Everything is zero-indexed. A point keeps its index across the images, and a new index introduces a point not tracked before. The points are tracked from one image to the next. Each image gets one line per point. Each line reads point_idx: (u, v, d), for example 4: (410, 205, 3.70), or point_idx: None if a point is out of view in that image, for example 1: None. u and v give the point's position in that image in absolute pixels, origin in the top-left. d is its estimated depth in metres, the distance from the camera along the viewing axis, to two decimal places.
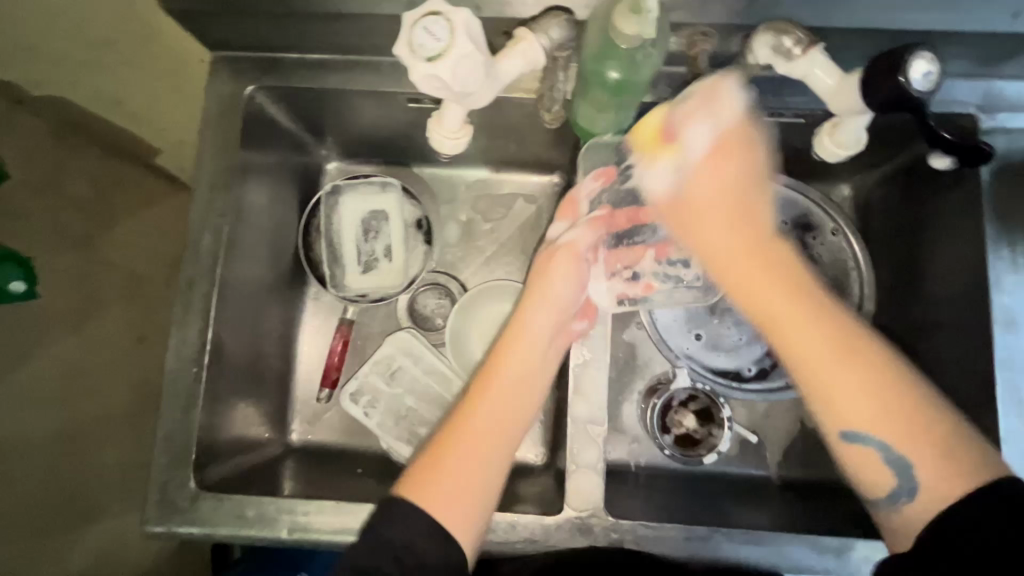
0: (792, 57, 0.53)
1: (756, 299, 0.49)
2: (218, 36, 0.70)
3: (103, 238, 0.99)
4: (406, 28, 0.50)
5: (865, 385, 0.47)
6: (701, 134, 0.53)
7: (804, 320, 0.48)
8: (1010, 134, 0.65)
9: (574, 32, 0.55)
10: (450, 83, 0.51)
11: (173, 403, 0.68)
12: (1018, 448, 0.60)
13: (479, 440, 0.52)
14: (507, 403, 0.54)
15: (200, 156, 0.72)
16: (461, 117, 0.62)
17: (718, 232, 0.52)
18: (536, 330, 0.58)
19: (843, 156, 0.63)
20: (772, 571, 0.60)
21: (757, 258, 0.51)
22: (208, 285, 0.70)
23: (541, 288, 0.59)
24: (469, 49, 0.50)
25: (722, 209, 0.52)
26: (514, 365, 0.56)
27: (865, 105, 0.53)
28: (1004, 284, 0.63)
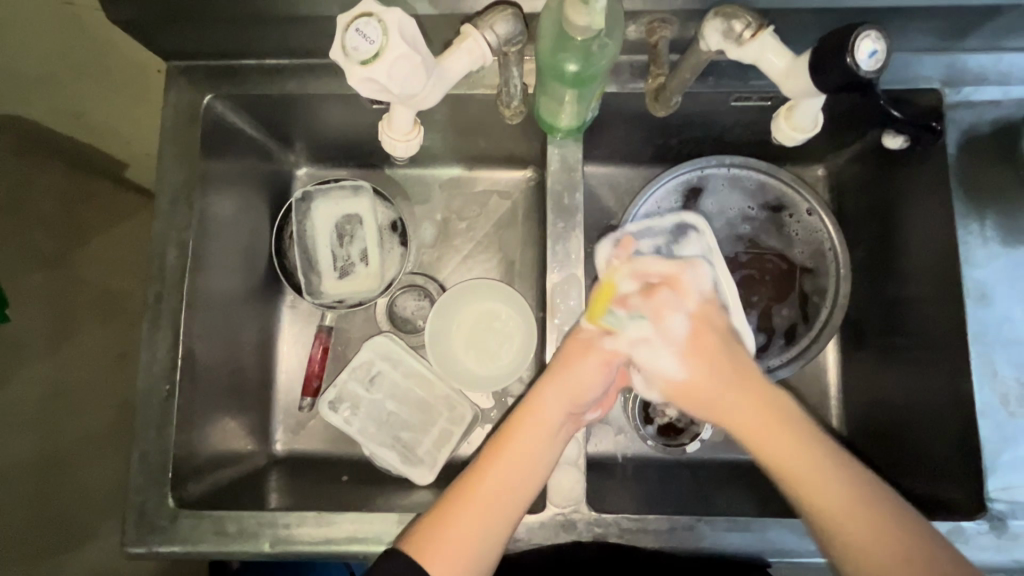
0: (743, 41, 0.52)
1: (751, 428, 0.54)
2: (171, 45, 0.69)
3: (73, 253, 0.91)
4: (338, 31, 0.47)
5: (860, 519, 0.50)
6: (675, 323, 0.59)
7: (777, 434, 0.53)
8: (975, 108, 0.65)
9: (521, 26, 0.54)
10: (389, 86, 0.49)
11: (147, 421, 0.67)
12: (994, 422, 0.60)
13: (478, 515, 0.55)
14: (511, 477, 0.57)
15: (161, 169, 0.70)
16: (413, 118, 0.60)
17: (745, 412, 0.55)
18: (548, 413, 0.59)
19: (799, 138, 0.61)
20: (756, 557, 0.60)
21: (800, 438, 0.53)
22: (177, 301, 0.69)
23: (572, 376, 0.59)
24: (406, 51, 0.48)
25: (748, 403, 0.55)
26: (522, 443, 0.58)
27: (819, 89, 0.51)
28: (976, 259, 0.63)
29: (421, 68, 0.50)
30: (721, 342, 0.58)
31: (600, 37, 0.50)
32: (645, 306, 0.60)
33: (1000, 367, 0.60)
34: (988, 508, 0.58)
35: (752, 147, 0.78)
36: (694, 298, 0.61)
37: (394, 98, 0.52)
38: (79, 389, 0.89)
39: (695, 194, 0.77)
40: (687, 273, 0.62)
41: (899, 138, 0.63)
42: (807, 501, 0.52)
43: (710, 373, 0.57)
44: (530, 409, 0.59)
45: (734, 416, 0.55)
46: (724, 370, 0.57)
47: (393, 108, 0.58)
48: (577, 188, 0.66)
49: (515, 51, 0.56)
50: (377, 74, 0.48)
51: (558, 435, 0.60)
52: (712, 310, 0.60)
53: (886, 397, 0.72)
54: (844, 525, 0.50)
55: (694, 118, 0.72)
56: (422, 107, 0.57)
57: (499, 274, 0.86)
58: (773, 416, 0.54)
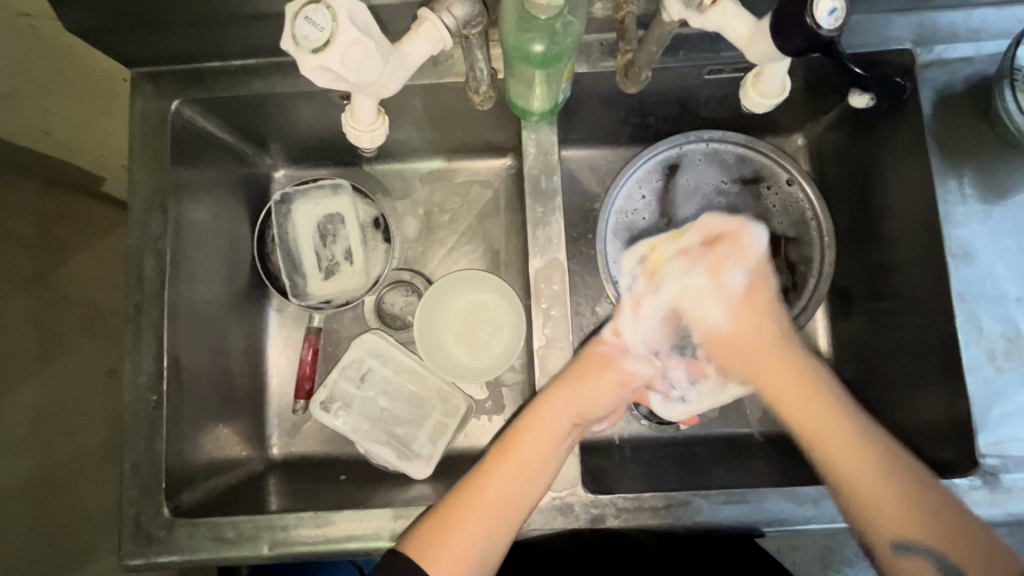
0: (704, 10, 0.52)
1: (774, 380, 0.58)
2: (134, 52, 0.68)
3: (57, 274, 0.89)
4: (288, 21, 0.47)
5: (860, 464, 0.54)
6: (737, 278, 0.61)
7: (812, 405, 0.57)
8: (948, 66, 0.64)
9: (479, 8, 0.53)
10: (343, 74, 0.48)
11: (136, 433, 0.67)
12: (983, 377, 0.60)
13: (481, 520, 0.55)
14: (515, 482, 0.57)
15: (132, 179, 0.69)
16: (376, 107, 0.60)
17: (776, 374, 0.58)
18: (555, 420, 0.59)
19: (770, 105, 0.61)
20: (754, 528, 0.60)
21: (806, 390, 0.57)
22: (158, 310, 0.69)
23: (586, 392, 0.60)
24: (357, 35, 0.47)
25: (782, 365, 0.59)
26: (526, 447, 0.58)
27: (783, 52, 0.51)
28: (956, 217, 0.62)
29: (375, 53, 0.49)
30: (773, 308, 0.61)
31: (563, 14, 0.50)
32: (705, 260, 0.62)
33: (985, 323, 0.61)
34: (980, 464, 0.59)
35: (730, 120, 0.78)
36: (756, 256, 0.62)
37: (351, 87, 0.51)
38: (69, 404, 0.89)
39: (674, 172, 0.76)
40: (749, 231, 0.63)
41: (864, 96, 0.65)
42: (836, 463, 0.55)
43: (755, 324, 0.60)
44: (535, 415, 0.59)
45: (756, 369, 0.60)
46: (770, 331, 0.60)
47: (355, 99, 0.57)
48: (554, 171, 0.66)
49: (475, 33, 0.55)
50: (329, 61, 0.47)
51: (563, 443, 0.60)
52: (767, 267, 0.63)
53: (876, 360, 0.72)
54: (856, 465, 0.54)
55: (668, 94, 0.72)
56: (383, 96, 0.56)
57: (486, 264, 0.85)
58: (803, 377, 0.58)
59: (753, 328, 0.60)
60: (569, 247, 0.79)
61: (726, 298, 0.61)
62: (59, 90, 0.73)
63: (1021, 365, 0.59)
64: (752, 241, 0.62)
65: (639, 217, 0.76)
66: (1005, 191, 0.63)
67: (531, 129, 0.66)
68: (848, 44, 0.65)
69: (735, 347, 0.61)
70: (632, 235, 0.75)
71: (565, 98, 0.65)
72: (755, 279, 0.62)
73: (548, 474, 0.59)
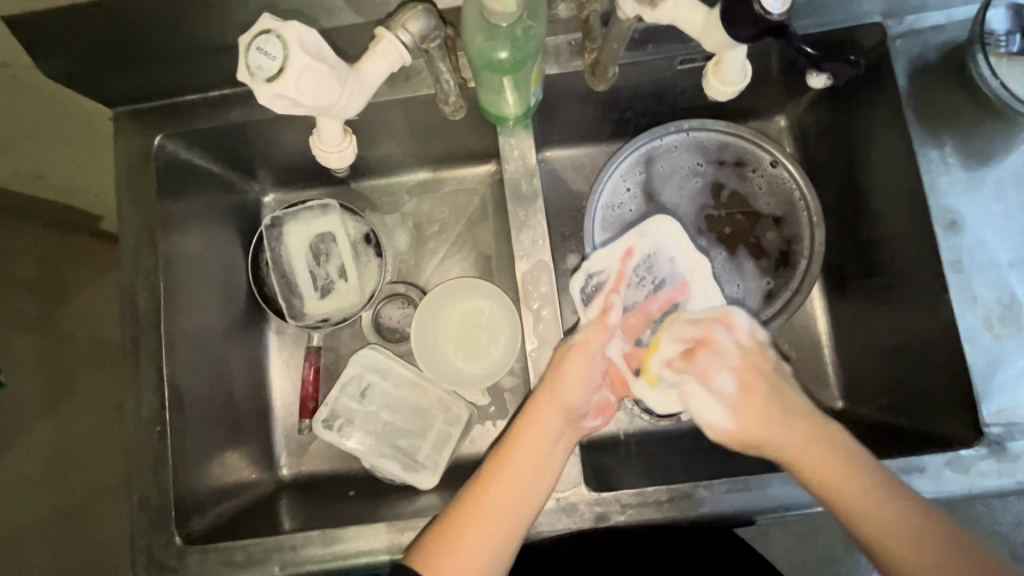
0: (656, 4, 0.53)
1: (795, 445, 0.55)
2: (112, 92, 0.69)
3: (59, 313, 0.90)
4: (241, 52, 0.48)
5: (883, 511, 0.51)
6: (726, 380, 0.60)
7: (829, 461, 0.54)
8: (920, 36, 0.64)
9: (432, 20, 0.54)
10: (298, 99, 0.50)
11: (142, 465, 0.69)
12: (982, 347, 0.59)
13: (480, 528, 0.55)
14: (514, 488, 0.57)
15: (121, 215, 0.71)
16: (341, 128, 0.61)
17: (783, 431, 0.56)
18: (548, 422, 0.60)
19: (733, 92, 0.62)
20: (759, 514, 0.60)
21: (824, 448, 0.55)
22: (155, 343, 0.70)
23: (564, 385, 0.60)
24: (309, 61, 0.49)
25: (812, 449, 0.55)
26: (525, 452, 0.58)
27: (737, 39, 0.51)
28: (942, 186, 0.62)
29: (329, 76, 0.50)
30: (771, 391, 0.59)
31: (523, 20, 0.50)
32: (691, 369, 0.62)
33: (978, 290, 0.60)
34: (985, 434, 0.58)
35: (710, 107, 0.77)
36: (735, 351, 0.62)
37: (311, 110, 0.53)
38: (82, 439, 0.90)
39: (654, 164, 0.76)
40: (718, 332, 0.63)
41: (821, 78, 0.62)
42: (849, 511, 0.52)
43: (762, 417, 0.57)
44: (529, 418, 0.60)
45: (776, 438, 0.56)
46: (770, 413, 0.57)
47: (320, 122, 0.58)
48: (534, 174, 0.66)
49: (435, 46, 0.56)
50: (284, 89, 0.49)
51: (558, 446, 0.60)
52: (758, 355, 0.62)
53: (876, 338, 0.72)
54: (891, 535, 0.50)
55: (644, 88, 0.72)
56: (346, 115, 0.58)
57: (478, 270, 0.86)
58: (807, 432, 0.56)
59: (750, 409, 0.58)
60: (559, 245, 0.80)
61: (725, 390, 0.60)
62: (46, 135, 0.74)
63: (1019, 330, 0.59)
64: (737, 326, 0.64)
65: (626, 210, 0.76)
66: (987, 157, 0.62)
67: (505, 134, 0.66)
68: (801, 25, 0.65)
69: (740, 437, 0.58)
70: (620, 229, 0.76)
71: (538, 101, 0.66)
72: (747, 381, 0.59)
73: (548, 475, 0.59)
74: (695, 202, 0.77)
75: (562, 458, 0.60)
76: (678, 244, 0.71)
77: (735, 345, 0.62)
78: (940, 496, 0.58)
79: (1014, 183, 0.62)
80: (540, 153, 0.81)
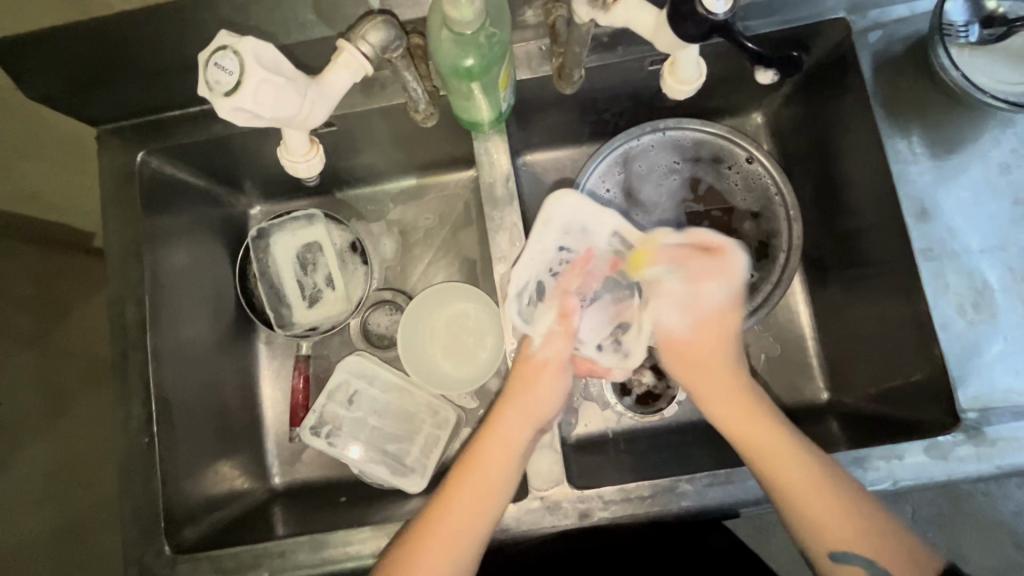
0: (609, 7, 0.54)
1: (726, 390, 0.64)
2: (95, 112, 0.71)
3: (56, 332, 0.91)
4: (200, 68, 0.50)
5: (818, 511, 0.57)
6: (680, 290, 0.67)
7: (761, 427, 0.61)
8: (884, 29, 0.65)
9: (393, 31, 0.56)
10: (257, 112, 0.51)
11: (132, 476, 0.69)
12: (957, 333, 0.59)
13: (446, 541, 0.58)
14: (476, 503, 0.60)
15: (107, 231, 0.72)
16: (309, 138, 0.62)
17: (722, 403, 0.64)
18: (511, 436, 0.62)
19: (690, 91, 0.63)
20: (741, 506, 0.61)
21: (753, 415, 0.62)
22: (142, 356, 0.71)
23: (534, 396, 0.64)
24: (265, 74, 0.50)
25: (733, 388, 0.64)
26: (490, 464, 0.61)
27: (689, 41, 0.53)
28: (911, 176, 0.63)
29: (287, 88, 0.52)
30: (732, 322, 0.67)
31: (485, 28, 0.52)
32: (690, 269, 0.67)
33: (951, 278, 0.60)
34: (962, 419, 0.58)
35: (686, 106, 0.78)
36: (739, 273, 0.67)
37: (272, 122, 0.54)
38: (80, 455, 0.91)
39: (632, 164, 0.77)
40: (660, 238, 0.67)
41: (768, 71, 0.57)
42: (772, 473, 0.59)
43: (711, 341, 0.67)
44: (494, 433, 0.63)
45: (709, 377, 0.65)
46: (723, 338, 0.67)
47: (287, 132, 0.59)
48: (510, 177, 0.67)
49: (397, 56, 0.57)
50: (243, 102, 0.50)
51: (524, 458, 0.62)
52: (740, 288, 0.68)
53: (857, 328, 0.73)
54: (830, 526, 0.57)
55: (618, 89, 0.73)
56: (311, 126, 0.59)
57: (463, 275, 0.87)
58: (746, 400, 0.64)
59: (712, 329, 0.67)
60: None
61: (710, 298, 0.67)
62: (34, 157, 0.76)
63: (992, 316, 0.59)
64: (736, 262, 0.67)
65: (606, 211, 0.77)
66: (954, 146, 0.63)
67: (478, 138, 0.67)
68: (766, 22, 0.66)
69: (684, 353, 0.67)
70: None
71: (510, 106, 0.67)
72: (735, 295, 0.67)
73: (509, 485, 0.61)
74: (674, 200, 0.78)
75: (528, 470, 0.63)
76: (591, 210, 0.68)
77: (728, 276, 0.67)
78: (921, 482, 0.59)
79: (984, 169, 0.63)
80: (521, 158, 0.82)
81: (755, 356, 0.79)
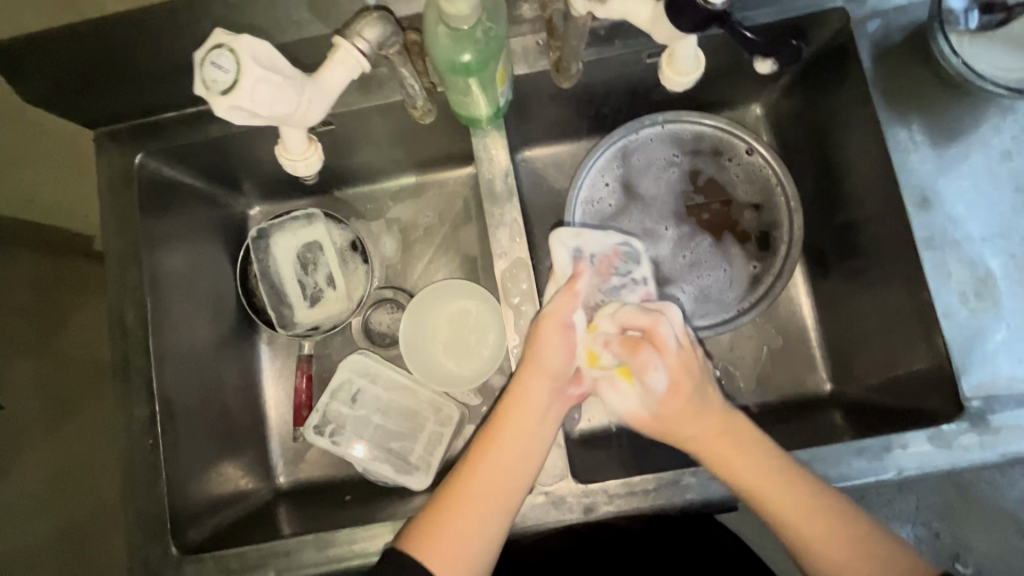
0: (606, 0, 0.55)
1: (704, 444, 0.60)
2: (92, 115, 0.70)
3: (57, 335, 0.91)
4: (196, 66, 0.49)
5: (811, 523, 0.56)
6: (660, 375, 0.60)
7: (739, 452, 0.59)
8: (883, 18, 0.65)
9: (390, 27, 0.56)
10: (254, 110, 0.51)
11: (136, 478, 0.69)
12: (960, 323, 0.59)
13: (470, 510, 0.57)
14: (503, 467, 0.58)
15: (106, 234, 0.72)
16: (307, 137, 0.62)
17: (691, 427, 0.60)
18: (536, 398, 0.60)
19: (689, 82, 0.63)
20: (745, 498, 0.61)
21: (728, 443, 0.59)
22: (144, 358, 0.71)
23: (541, 356, 0.60)
24: (263, 72, 0.50)
25: (709, 455, 0.60)
26: (513, 427, 0.59)
27: (686, 31, 0.53)
28: (912, 164, 0.62)
29: (285, 86, 0.52)
30: (697, 393, 0.61)
31: (482, 22, 0.52)
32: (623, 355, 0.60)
33: (953, 266, 0.60)
34: (966, 408, 0.58)
35: (684, 98, 0.78)
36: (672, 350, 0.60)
37: (269, 121, 0.54)
38: (82, 458, 0.91)
39: (631, 159, 0.77)
40: (663, 325, 0.60)
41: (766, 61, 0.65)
42: (731, 478, 0.58)
43: (684, 420, 0.60)
44: (518, 396, 0.60)
45: (688, 431, 0.60)
46: (702, 419, 0.60)
47: (285, 131, 0.59)
48: (509, 173, 0.67)
49: (394, 52, 0.57)
50: (240, 100, 0.50)
51: (549, 419, 0.61)
52: (690, 359, 0.61)
53: (859, 319, 0.72)
54: (834, 534, 0.56)
55: (616, 83, 0.72)
56: (310, 124, 0.59)
57: (464, 273, 0.87)
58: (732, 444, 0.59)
59: (674, 409, 0.60)
60: (543, 244, 0.81)
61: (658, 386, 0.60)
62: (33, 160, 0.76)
63: (995, 304, 0.59)
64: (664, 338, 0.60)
65: (606, 205, 0.77)
66: (955, 134, 0.63)
67: (477, 134, 0.67)
68: (763, 12, 0.65)
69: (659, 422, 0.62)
70: (599, 223, 0.77)
71: (508, 101, 0.67)
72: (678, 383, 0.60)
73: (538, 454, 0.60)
74: (675, 193, 0.78)
75: (551, 433, 0.61)
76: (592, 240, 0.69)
77: (676, 348, 0.60)
78: (925, 472, 0.59)
79: (985, 157, 0.62)
80: (519, 154, 0.82)
81: (758, 348, 0.79)
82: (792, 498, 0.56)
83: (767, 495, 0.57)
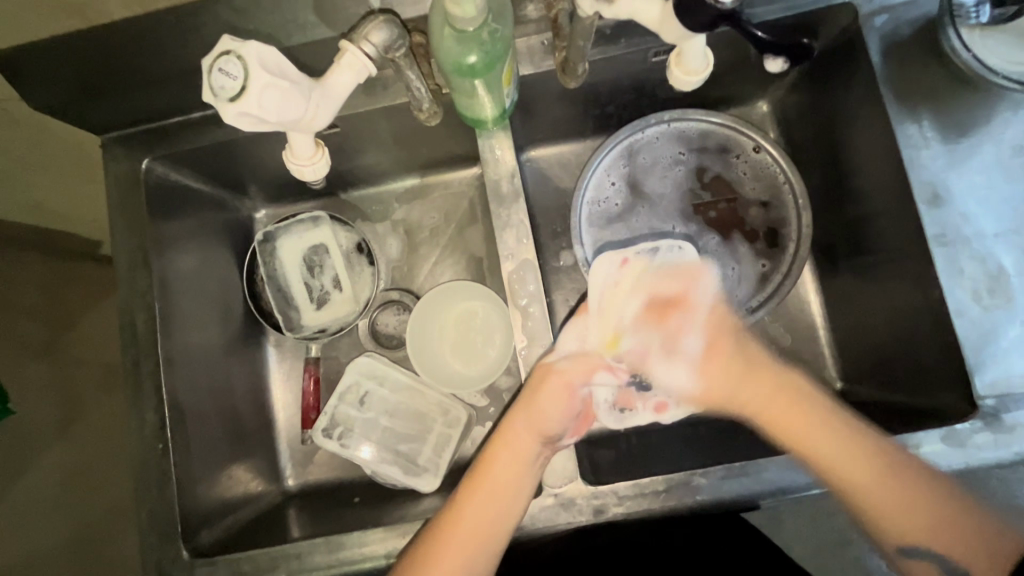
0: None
1: (767, 407, 0.61)
2: (98, 120, 0.71)
3: (65, 340, 0.91)
4: (204, 74, 0.50)
5: (875, 489, 0.56)
6: (693, 342, 0.64)
7: (803, 418, 0.60)
8: (892, 13, 0.64)
9: (395, 30, 0.55)
10: (263, 116, 0.51)
11: (147, 482, 0.70)
12: (973, 321, 0.59)
13: (456, 552, 0.59)
14: (489, 505, 0.60)
15: (115, 240, 0.72)
16: (313, 140, 0.62)
17: (755, 395, 0.62)
18: (520, 442, 0.62)
19: (698, 80, 0.62)
20: (757, 499, 0.61)
21: (794, 411, 0.60)
22: (153, 362, 0.71)
23: (540, 409, 0.61)
24: (270, 79, 0.50)
25: (780, 404, 0.61)
26: (499, 468, 0.61)
27: (695, 29, 0.52)
28: (923, 161, 0.62)
29: (293, 92, 0.52)
30: (736, 347, 0.63)
31: (487, 24, 0.52)
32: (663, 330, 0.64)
33: (965, 263, 0.60)
34: (980, 406, 0.58)
35: (689, 96, 0.77)
36: (704, 308, 0.65)
37: (277, 127, 0.54)
38: (94, 461, 0.92)
39: (637, 158, 0.77)
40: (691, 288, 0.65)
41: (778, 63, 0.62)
42: (806, 450, 0.59)
43: (721, 377, 0.63)
44: (504, 439, 0.62)
45: (746, 395, 0.62)
46: (741, 386, 0.62)
47: (292, 136, 0.59)
48: (515, 173, 0.67)
49: (400, 55, 0.57)
50: (248, 107, 0.50)
51: (535, 463, 0.62)
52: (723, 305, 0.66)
53: (868, 317, 0.72)
54: (878, 498, 0.57)
55: (622, 82, 0.72)
56: (317, 129, 0.58)
57: (470, 273, 0.86)
58: (781, 395, 0.61)
59: (717, 372, 0.63)
60: (549, 244, 0.80)
61: (684, 379, 0.64)
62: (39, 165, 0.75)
63: (1008, 301, 0.58)
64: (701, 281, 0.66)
65: (612, 205, 0.77)
66: (966, 129, 0.62)
67: (484, 135, 0.67)
68: (769, 10, 0.65)
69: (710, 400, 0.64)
70: (606, 222, 0.76)
71: (513, 102, 0.67)
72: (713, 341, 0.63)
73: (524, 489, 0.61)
74: (681, 192, 0.77)
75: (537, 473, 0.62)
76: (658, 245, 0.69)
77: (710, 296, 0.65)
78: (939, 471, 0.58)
79: (997, 152, 0.62)
80: (525, 153, 0.82)
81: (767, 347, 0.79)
82: (872, 474, 0.56)
83: (839, 474, 0.57)
